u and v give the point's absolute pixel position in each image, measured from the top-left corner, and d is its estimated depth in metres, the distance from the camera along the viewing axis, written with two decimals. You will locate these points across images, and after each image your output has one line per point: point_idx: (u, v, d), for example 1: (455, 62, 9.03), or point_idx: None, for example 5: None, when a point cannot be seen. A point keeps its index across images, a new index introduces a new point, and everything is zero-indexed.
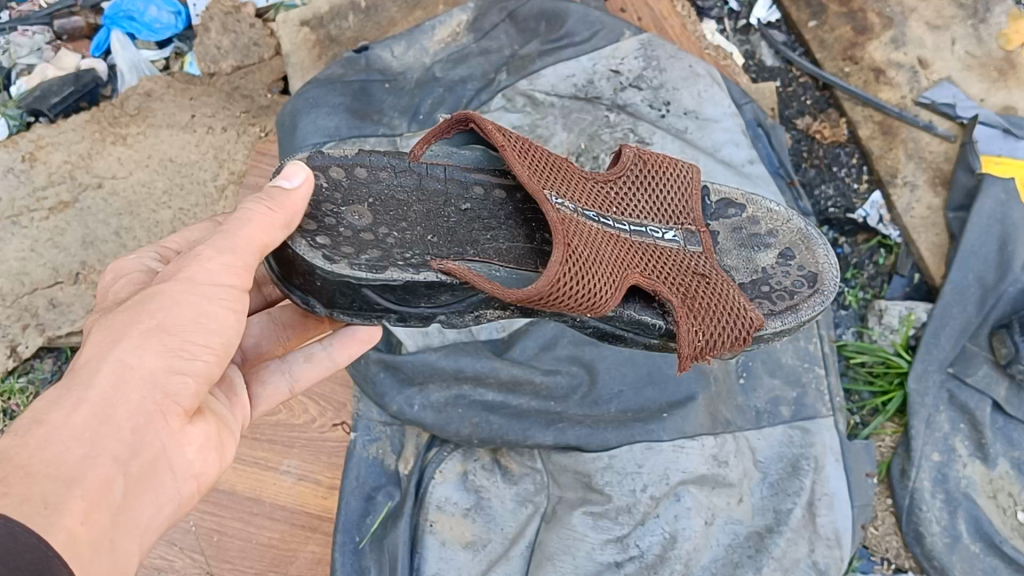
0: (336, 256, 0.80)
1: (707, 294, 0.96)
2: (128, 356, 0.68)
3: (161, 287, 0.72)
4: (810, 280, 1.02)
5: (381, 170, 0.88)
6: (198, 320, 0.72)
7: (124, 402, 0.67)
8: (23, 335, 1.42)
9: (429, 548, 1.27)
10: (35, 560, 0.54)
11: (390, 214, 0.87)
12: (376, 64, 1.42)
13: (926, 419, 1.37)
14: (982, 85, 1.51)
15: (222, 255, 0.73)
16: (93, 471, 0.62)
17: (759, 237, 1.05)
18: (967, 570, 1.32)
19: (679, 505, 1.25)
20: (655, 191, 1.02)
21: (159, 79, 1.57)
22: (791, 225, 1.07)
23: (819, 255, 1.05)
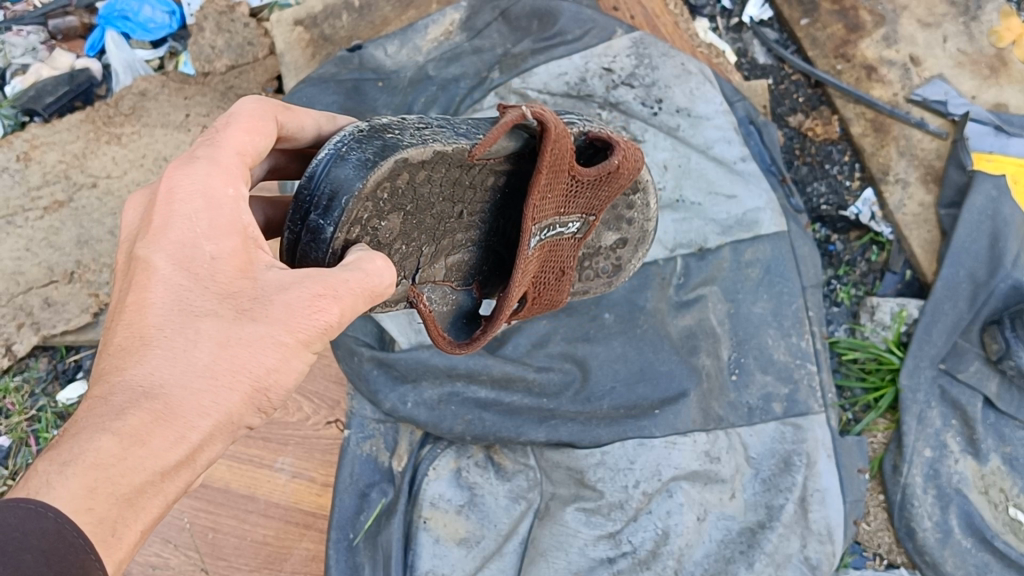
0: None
1: (552, 290, 1.06)
2: (230, 407, 0.66)
3: (282, 336, 0.68)
4: (614, 270, 1.16)
5: (433, 171, 0.80)
6: (289, 385, 0.70)
7: (208, 448, 0.66)
8: (18, 334, 1.44)
9: (424, 545, 1.27)
10: (75, 564, 0.57)
11: (412, 227, 0.83)
12: (370, 63, 1.42)
13: (918, 416, 1.38)
14: (973, 83, 1.52)
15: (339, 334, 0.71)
16: (156, 504, 0.64)
17: (623, 219, 1.08)
18: (959, 565, 1.33)
19: (672, 501, 1.28)
20: (605, 191, 0.97)
21: (153, 79, 1.56)
22: (648, 224, 1.11)
23: (631, 256, 1.16)
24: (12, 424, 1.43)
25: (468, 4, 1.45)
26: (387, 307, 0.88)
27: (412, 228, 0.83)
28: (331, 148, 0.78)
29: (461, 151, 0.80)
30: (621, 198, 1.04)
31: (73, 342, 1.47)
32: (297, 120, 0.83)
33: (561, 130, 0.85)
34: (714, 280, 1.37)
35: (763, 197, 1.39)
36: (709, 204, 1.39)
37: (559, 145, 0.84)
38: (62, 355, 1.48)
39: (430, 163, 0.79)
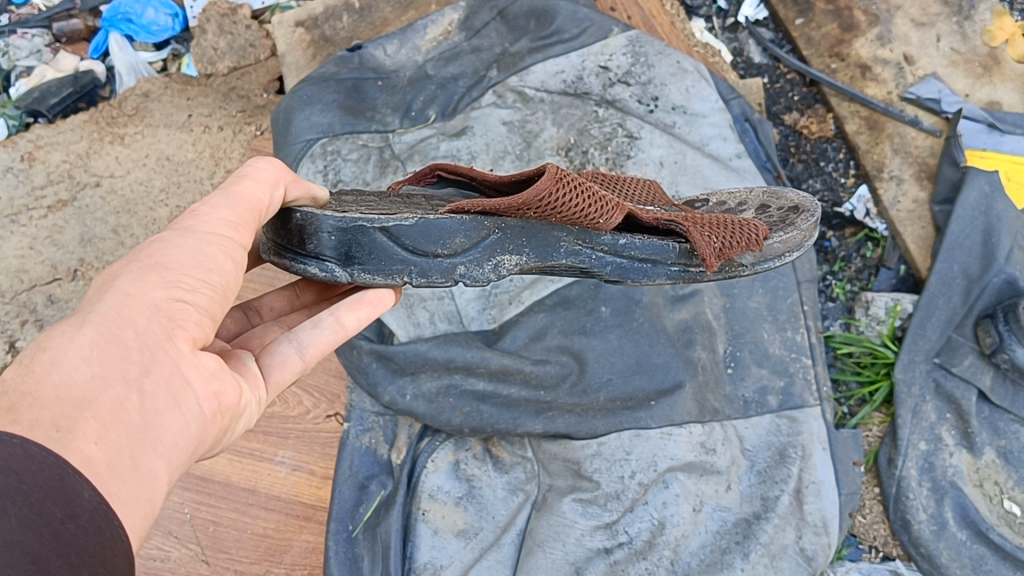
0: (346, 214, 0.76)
1: (706, 219, 0.96)
2: (130, 290, 0.65)
3: (156, 239, 0.70)
4: (796, 208, 1.08)
5: (366, 197, 0.89)
6: (197, 258, 0.68)
7: (130, 325, 0.62)
8: (22, 331, 1.46)
9: (422, 536, 1.30)
10: (53, 479, 0.49)
11: (387, 207, 0.85)
12: (370, 63, 1.45)
13: (913, 409, 1.40)
14: (967, 81, 1.53)
15: (219, 210, 0.72)
16: (102, 389, 0.57)
17: (728, 211, 1.14)
18: (954, 557, 1.34)
19: (668, 491, 1.29)
20: (626, 190, 1.07)
21: (156, 80, 1.59)
22: (755, 193, 1.17)
23: (787, 198, 1.13)
24: None
25: (468, 5, 1.49)
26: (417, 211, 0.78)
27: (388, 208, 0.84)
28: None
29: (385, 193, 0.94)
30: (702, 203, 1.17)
31: None
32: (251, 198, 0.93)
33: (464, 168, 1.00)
34: None
35: None
36: None
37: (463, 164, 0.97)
38: None
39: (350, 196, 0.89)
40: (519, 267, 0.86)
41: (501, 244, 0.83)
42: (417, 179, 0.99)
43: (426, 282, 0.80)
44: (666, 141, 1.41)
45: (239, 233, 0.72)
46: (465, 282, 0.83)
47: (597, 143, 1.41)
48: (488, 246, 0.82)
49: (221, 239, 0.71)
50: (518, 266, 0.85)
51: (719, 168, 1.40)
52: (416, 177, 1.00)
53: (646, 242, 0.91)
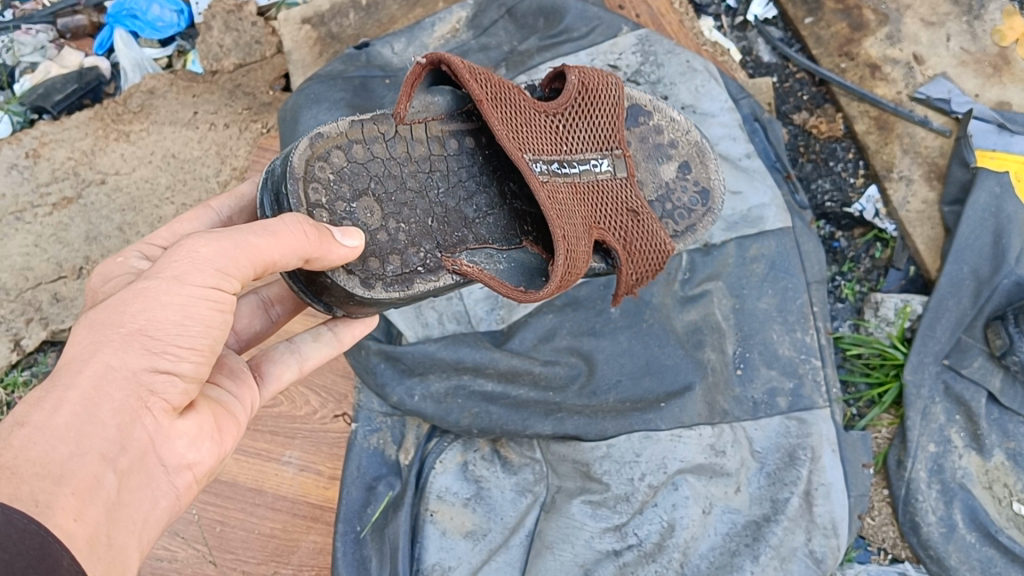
0: (370, 278, 0.89)
1: (638, 232, 1.05)
2: (112, 359, 0.70)
3: (144, 285, 0.72)
4: (704, 199, 1.12)
5: (373, 144, 0.91)
6: (182, 323, 0.72)
7: (107, 401, 0.68)
8: (26, 329, 1.46)
9: (430, 538, 1.29)
10: (36, 546, 0.57)
11: (395, 202, 0.92)
12: (376, 60, 1.44)
13: (922, 411, 1.38)
14: (977, 81, 1.53)
15: (218, 257, 0.74)
16: (80, 469, 0.64)
17: (661, 148, 1.10)
18: (963, 560, 1.34)
19: (677, 493, 1.29)
20: (593, 119, 1.04)
21: (162, 77, 1.58)
22: (690, 136, 1.12)
23: (711, 169, 1.12)
24: None
25: (475, 2, 1.48)
26: (427, 278, 0.93)
27: (395, 204, 0.92)
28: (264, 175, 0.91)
29: (384, 119, 0.92)
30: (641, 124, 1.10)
31: None
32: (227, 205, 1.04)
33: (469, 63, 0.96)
34: (719, 276, 1.37)
35: (768, 193, 1.40)
36: None
37: (473, 73, 0.93)
38: None
39: (357, 134, 0.90)
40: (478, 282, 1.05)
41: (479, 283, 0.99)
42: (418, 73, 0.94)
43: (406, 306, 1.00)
44: None
45: (230, 281, 0.75)
46: None
47: None
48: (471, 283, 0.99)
49: (210, 295, 0.74)
50: None
51: (728, 168, 1.40)
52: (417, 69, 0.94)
53: None
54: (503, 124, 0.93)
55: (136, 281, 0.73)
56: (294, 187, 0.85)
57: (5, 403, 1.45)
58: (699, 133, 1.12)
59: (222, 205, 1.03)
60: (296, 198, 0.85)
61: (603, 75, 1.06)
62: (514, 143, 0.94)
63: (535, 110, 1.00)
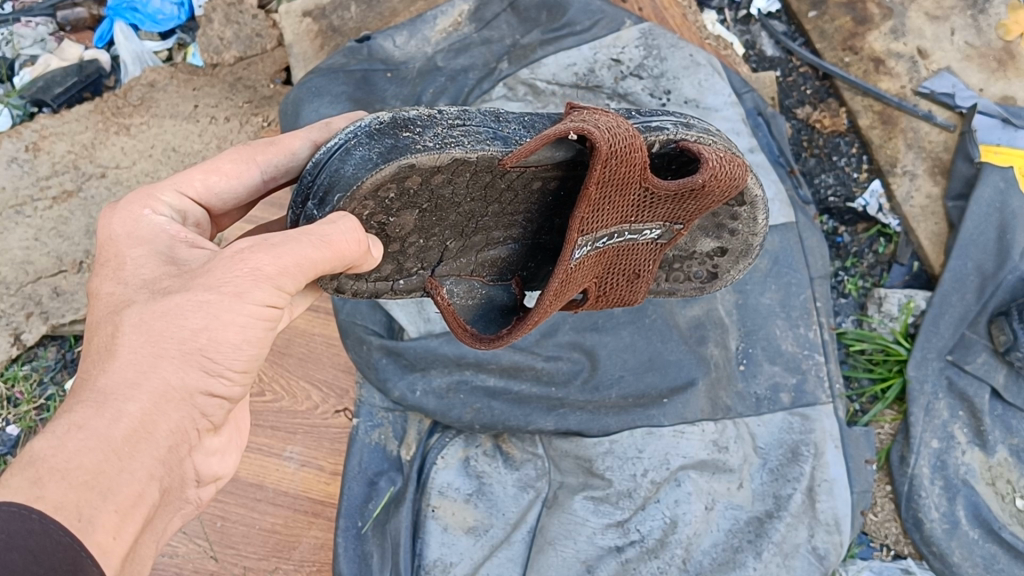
0: (349, 291, 0.84)
1: (622, 291, 0.96)
2: (171, 376, 0.68)
3: (206, 297, 0.68)
4: (708, 277, 1.03)
5: (454, 176, 0.74)
6: (238, 345, 0.70)
7: (163, 419, 0.67)
8: (27, 324, 1.45)
9: (432, 533, 1.29)
10: (67, 561, 0.55)
11: (429, 223, 0.79)
12: (378, 54, 1.43)
13: (926, 406, 1.38)
14: (982, 76, 1.52)
15: (285, 279, 0.70)
16: (129, 487, 0.63)
17: (722, 228, 0.95)
18: (966, 556, 1.33)
19: (680, 490, 1.28)
20: (695, 208, 0.85)
21: (162, 70, 1.58)
22: (751, 237, 0.96)
23: (741, 262, 1.01)
24: (20, 413, 1.42)
25: None
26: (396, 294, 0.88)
27: (431, 223, 0.79)
28: (345, 137, 0.73)
29: (489, 160, 0.73)
30: (722, 208, 0.90)
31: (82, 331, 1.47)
32: (280, 156, 0.88)
33: (612, 128, 0.73)
34: None
35: (772, 186, 1.40)
36: None
37: (610, 159, 0.73)
38: (71, 345, 1.49)
39: (449, 169, 0.72)
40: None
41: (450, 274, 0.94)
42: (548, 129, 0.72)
43: None
44: None
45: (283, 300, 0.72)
46: None
47: None
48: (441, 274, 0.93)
49: (266, 315, 0.71)
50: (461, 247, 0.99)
51: None
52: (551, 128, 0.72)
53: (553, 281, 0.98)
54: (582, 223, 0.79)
55: (197, 289, 0.69)
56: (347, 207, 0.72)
57: (6, 398, 1.44)
58: (761, 239, 0.96)
59: (270, 161, 0.87)
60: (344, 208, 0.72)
61: (734, 158, 0.79)
62: (581, 230, 0.79)
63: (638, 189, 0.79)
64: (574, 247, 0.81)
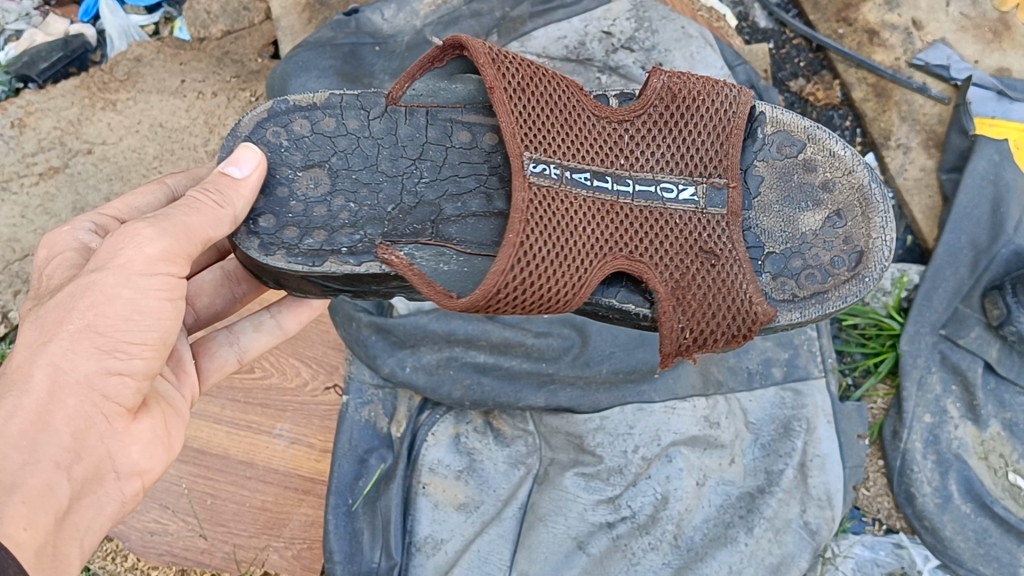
0: (273, 245, 0.86)
1: (708, 280, 0.89)
2: (61, 359, 0.76)
3: (92, 279, 0.78)
4: (851, 261, 0.91)
5: (349, 120, 0.90)
6: (130, 318, 0.78)
7: (62, 407, 0.76)
8: (15, 301, 1.45)
9: (423, 510, 1.30)
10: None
11: (353, 177, 0.89)
12: (366, 27, 1.41)
13: (919, 381, 1.37)
14: (976, 47, 1.50)
15: (161, 241, 0.78)
16: (31, 479, 0.72)
17: (810, 190, 0.93)
18: (958, 530, 1.33)
19: (671, 466, 1.27)
20: (680, 133, 0.91)
21: (148, 45, 1.56)
22: (853, 178, 0.94)
23: (874, 225, 0.92)
24: None
25: None
26: (343, 260, 0.87)
27: (352, 181, 0.89)
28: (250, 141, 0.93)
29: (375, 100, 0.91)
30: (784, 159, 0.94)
31: None
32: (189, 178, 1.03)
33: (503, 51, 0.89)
34: None
35: None
36: None
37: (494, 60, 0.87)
38: None
39: (330, 108, 0.90)
40: None
41: None
42: (437, 56, 0.91)
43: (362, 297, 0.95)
44: None
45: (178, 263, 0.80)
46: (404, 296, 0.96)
47: None
48: None
49: (156, 287, 0.79)
50: None
51: None
52: (438, 52, 0.90)
53: (611, 305, 0.92)
54: (514, 118, 0.86)
55: (83, 275, 0.79)
56: (233, 144, 0.87)
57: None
58: (865, 174, 0.94)
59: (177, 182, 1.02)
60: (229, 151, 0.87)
61: (712, 83, 0.92)
62: (517, 141, 0.86)
63: (601, 120, 0.90)
64: (524, 153, 0.86)
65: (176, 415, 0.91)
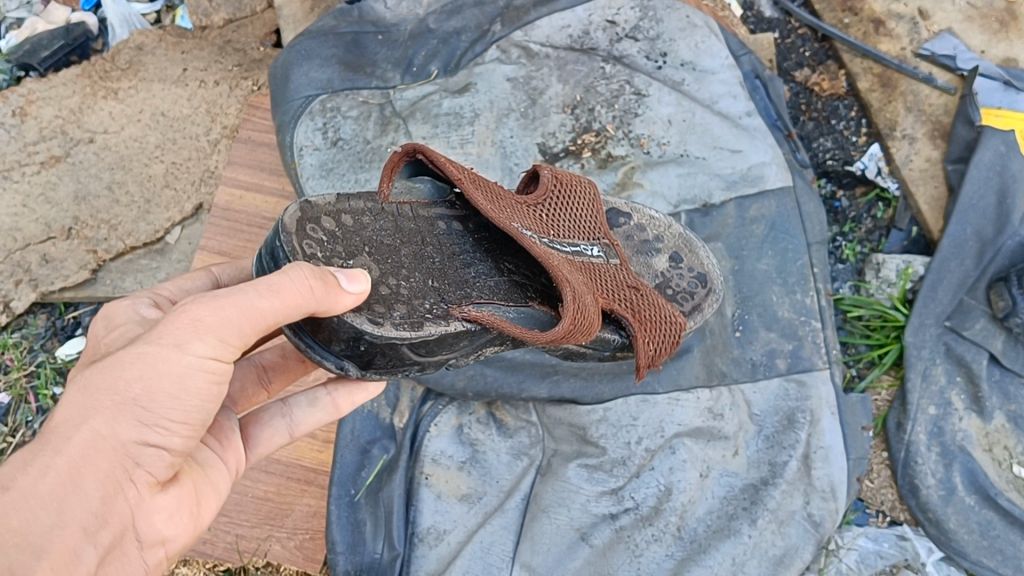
0: (378, 318, 0.80)
1: (647, 304, 1.08)
2: (102, 427, 0.69)
3: (143, 349, 0.69)
4: (702, 281, 1.20)
5: (361, 216, 0.88)
6: (177, 396, 0.70)
7: (93, 471, 0.68)
8: (16, 291, 1.46)
9: (425, 501, 1.29)
10: None
11: (389, 262, 0.87)
12: (369, 16, 1.39)
13: (923, 373, 1.37)
14: (983, 37, 1.50)
15: (222, 326, 0.70)
16: (57, 542, 0.65)
17: (648, 243, 1.18)
18: (962, 523, 1.32)
19: (675, 457, 1.27)
20: (576, 210, 1.08)
21: (150, 33, 1.55)
22: (673, 230, 1.21)
23: (701, 256, 1.21)
24: (11, 380, 1.45)
25: None
26: (436, 321, 0.85)
27: (389, 266, 0.87)
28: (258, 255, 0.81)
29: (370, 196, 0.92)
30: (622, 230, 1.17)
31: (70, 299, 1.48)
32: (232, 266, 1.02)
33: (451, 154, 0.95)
34: (719, 236, 1.36)
35: (769, 151, 1.36)
36: (713, 159, 1.36)
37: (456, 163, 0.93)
38: (60, 312, 1.50)
39: (346, 210, 0.86)
40: (492, 353, 0.97)
41: (493, 340, 0.93)
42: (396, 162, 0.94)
43: (420, 371, 0.90)
44: (675, 98, 1.38)
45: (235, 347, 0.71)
46: (451, 364, 0.94)
47: (604, 100, 1.37)
48: (478, 343, 0.91)
49: (210, 366, 0.71)
50: (492, 351, 0.97)
51: (727, 126, 1.37)
52: (396, 158, 0.94)
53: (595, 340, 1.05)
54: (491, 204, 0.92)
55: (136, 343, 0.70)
56: (289, 240, 0.75)
57: None
58: (678, 224, 1.21)
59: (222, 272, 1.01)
60: (288, 246, 0.75)
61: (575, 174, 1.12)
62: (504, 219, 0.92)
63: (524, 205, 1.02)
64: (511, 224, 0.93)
65: (208, 483, 0.82)
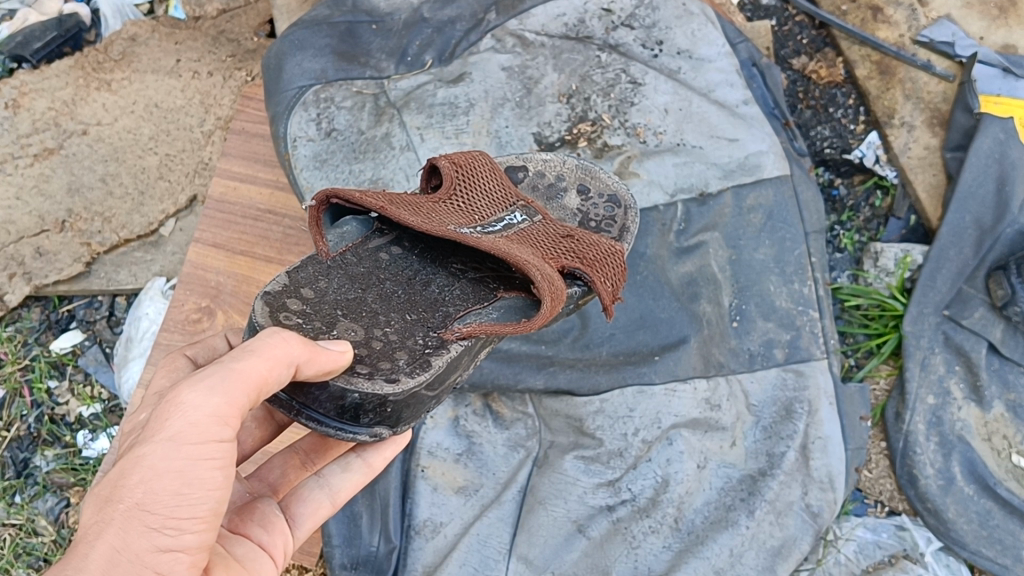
0: (393, 375, 0.78)
1: (585, 246, 1.03)
2: (116, 539, 0.64)
3: (141, 451, 0.65)
4: (617, 203, 1.17)
5: (316, 285, 0.85)
6: (181, 490, 0.65)
7: None
8: (11, 284, 1.46)
9: (422, 493, 1.28)
10: None
11: (363, 316, 0.84)
12: (364, 5, 1.38)
13: (921, 362, 1.36)
14: (982, 24, 1.49)
15: (210, 398, 0.66)
16: None
17: (555, 188, 1.16)
18: (961, 512, 1.31)
19: (672, 448, 1.26)
20: (483, 188, 1.05)
21: (144, 24, 1.54)
22: (567, 163, 1.18)
23: (605, 179, 1.18)
24: (5, 375, 1.47)
25: None
26: (439, 353, 0.83)
27: (361, 315, 0.84)
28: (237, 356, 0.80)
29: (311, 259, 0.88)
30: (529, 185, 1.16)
31: (65, 292, 1.48)
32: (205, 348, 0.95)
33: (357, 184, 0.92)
34: (716, 226, 1.34)
35: (766, 140, 1.35)
36: (710, 148, 1.34)
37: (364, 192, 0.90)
38: (55, 305, 1.51)
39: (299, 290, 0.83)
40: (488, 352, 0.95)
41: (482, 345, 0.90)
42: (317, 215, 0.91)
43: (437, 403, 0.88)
44: (671, 86, 1.36)
45: (230, 427, 0.67)
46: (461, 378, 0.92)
47: (599, 89, 1.36)
48: (475, 352, 0.89)
49: (209, 454, 0.67)
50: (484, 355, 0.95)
51: (725, 115, 1.35)
52: (315, 213, 0.91)
53: None
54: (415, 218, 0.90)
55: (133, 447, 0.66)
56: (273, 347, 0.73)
57: None
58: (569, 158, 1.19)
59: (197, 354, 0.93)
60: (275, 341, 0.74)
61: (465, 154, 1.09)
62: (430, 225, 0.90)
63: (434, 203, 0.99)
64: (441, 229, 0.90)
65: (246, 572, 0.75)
